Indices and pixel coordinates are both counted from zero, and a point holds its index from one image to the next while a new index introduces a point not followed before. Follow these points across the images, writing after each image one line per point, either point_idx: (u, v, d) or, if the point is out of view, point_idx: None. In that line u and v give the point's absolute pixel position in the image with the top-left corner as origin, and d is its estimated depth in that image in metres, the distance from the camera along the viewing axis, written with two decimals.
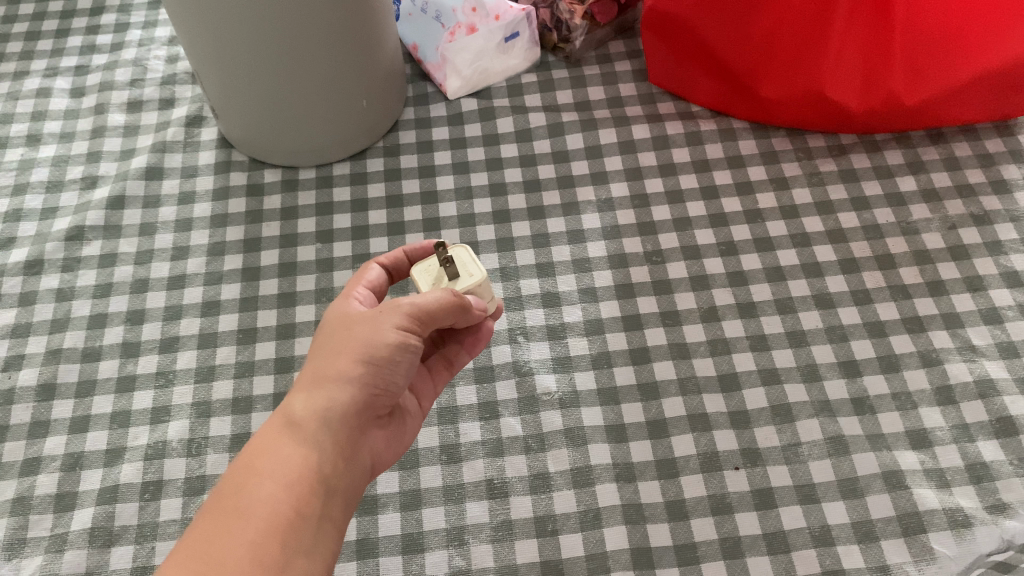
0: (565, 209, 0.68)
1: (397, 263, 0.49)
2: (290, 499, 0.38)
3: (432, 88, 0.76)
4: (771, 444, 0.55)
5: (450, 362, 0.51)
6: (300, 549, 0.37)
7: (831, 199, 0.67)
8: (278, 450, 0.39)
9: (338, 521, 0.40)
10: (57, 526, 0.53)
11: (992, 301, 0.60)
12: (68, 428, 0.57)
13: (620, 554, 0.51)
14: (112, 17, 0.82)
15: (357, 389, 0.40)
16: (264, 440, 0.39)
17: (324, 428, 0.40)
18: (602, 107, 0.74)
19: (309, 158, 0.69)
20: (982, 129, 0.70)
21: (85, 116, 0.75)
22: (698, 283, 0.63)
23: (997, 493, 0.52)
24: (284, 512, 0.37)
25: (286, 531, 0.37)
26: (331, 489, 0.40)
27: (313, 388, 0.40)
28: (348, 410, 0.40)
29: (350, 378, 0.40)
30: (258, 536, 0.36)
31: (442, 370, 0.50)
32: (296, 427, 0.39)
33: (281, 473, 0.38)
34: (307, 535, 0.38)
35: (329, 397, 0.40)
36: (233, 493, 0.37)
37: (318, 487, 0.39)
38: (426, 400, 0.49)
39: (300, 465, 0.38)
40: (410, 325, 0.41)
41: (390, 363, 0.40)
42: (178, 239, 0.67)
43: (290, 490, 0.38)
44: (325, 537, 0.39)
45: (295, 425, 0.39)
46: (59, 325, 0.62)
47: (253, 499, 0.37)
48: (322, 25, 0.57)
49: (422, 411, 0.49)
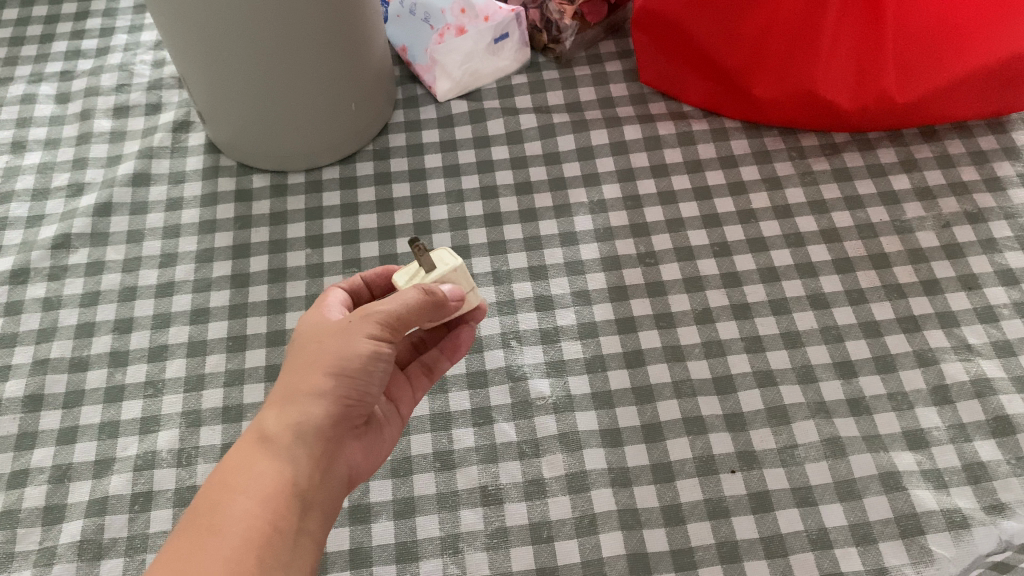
0: (557, 211, 0.67)
1: (374, 278, 0.50)
2: (266, 515, 0.37)
3: (421, 90, 0.75)
4: (767, 446, 0.55)
5: (431, 368, 0.51)
6: (277, 564, 0.37)
7: (824, 198, 0.66)
8: (253, 466, 0.39)
9: (314, 533, 0.40)
10: (46, 539, 0.53)
11: (987, 299, 0.60)
12: (55, 439, 0.57)
13: (616, 560, 0.51)
14: (97, 22, 0.81)
15: (331, 403, 0.40)
16: (239, 455, 0.39)
17: (299, 442, 0.39)
18: (593, 107, 0.73)
19: (297, 162, 0.69)
20: (974, 126, 0.69)
21: (71, 122, 0.74)
22: (692, 284, 0.63)
23: (995, 494, 0.52)
24: (260, 527, 0.37)
25: (263, 547, 0.37)
26: (306, 502, 0.40)
27: (286, 403, 0.40)
28: (322, 422, 0.40)
29: (323, 391, 0.39)
30: (235, 553, 0.36)
31: (422, 376, 0.51)
32: (271, 442, 0.39)
33: (256, 489, 0.38)
34: (284, 550, 0.38)
35: (302, 410, 0.39)
36: (207, 512, 0.37)
37: (294, 501, 0.39)
38: (405, 407, 0.49)
39: (275, 482, 0.38)
40: (381, 334, 0.40)
41: (362, 373, 0.40)
42: (166, 246, 0.66)
43: (266, 505, 0.38)
44: (301, 550, 0.39)
45: (269, 441, 0.39)
46: (46, 335, 0.61)
47: (229, 516, 0.37)
48: (310, 27, 0.56)
49: (400, 418, 0.49)
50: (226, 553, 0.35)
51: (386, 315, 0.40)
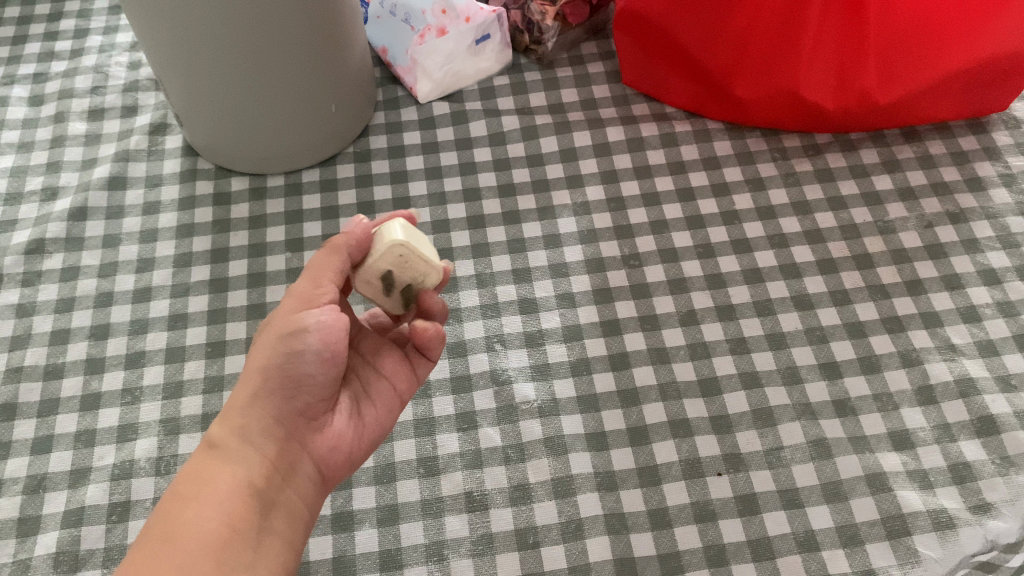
0: (540, 213, 0.67)
1: None
2: (220, 517, 0.38)
3: (402, 91, 0.74)
4: (753, 448, 0.55)
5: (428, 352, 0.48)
6: (238, 563, 0.37)
7: (808, 199, 0.66)
8: (205, 474, 0.40)
9: (283, 533, 0.40)
10: (20, 551, 0.51)
11: (970, 299, 0.60)
12: (30, 449, 0.55)
13: (603, 565, 0.50)
14: (71, 23, 0.80)
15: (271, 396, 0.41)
16: (198, 468, 0.41)
17: (247, 443, 0.41)
18: (576, 109, 0.73)
19: (277, 165, 0.68)
20: (955, 126, 0.69)
21: (44, 125, 0.72)
22: (676, 286, 0.62)
23: (980, 493, 0.52)
24: (214, 530, 0.38)
25: (218, 546, 0.37)
26: (268, 502, 0.40)
27: (230, 411, 0.42)
28: (268, 420, 0.42)
29: (261, 389, 0.41)
30: (188, 556, 0.36)
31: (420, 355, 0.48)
32: (220, 450, 0.41)
33: (211, 495, 0.39)
34: (245, 549, 0.38)
35: (244, 414, 0.41)
36: (163, 522, 0.38)
37: (252, 502, 0.40)
38: (403, 385, 0.47)
39: (227, 484, 0.40)
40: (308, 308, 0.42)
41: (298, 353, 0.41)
42: (143, 250, 0.65)
43: (219, 508, 0.39)
44: (267, 549, 0.39)
45: (218, 449, 0.41)
46: (20, 342, 0.60)
47: (185, 522, 0.37)
48: (288, 29, 0.56)
49: (399, 398, 0.47)
50: (176, 555, 0.36)
51: (305, 290, 0.42)
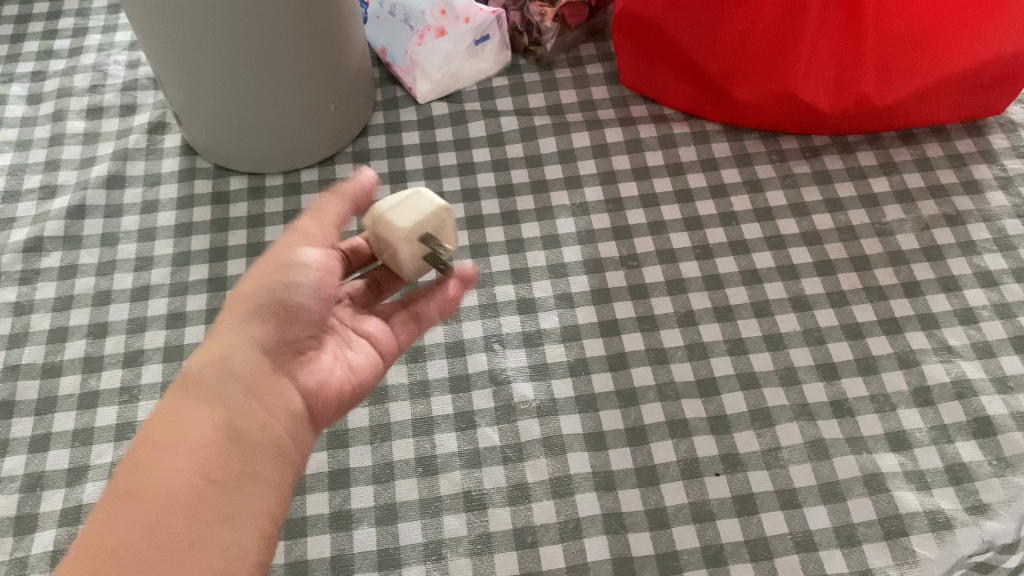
0: (538, 214, 0.67)
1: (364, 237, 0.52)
2: (200, 461, 0.35)
3: (401, 91, 0.75)
4: (751, 449, 0.55)
5: (418, 315, 0.49)
6: (219, 515, 0.34)
7: (805, 200, 0.66)
8: (181, 417, 0.37)
9: (269, 480, 0.37)
10: (17, 550, 0.51)
11: (967, 301, 0.60)
12: (27, 447, 0.55)
13: (601, 564, 0.50)
14: (70, 22, 0.80)
15: (264, 327, 0.40)
16: (162, 414, 0.37)
17: (229, 380, 0.38)
18: (574, 110, 0.73)
19: (274, 164, 0.68)
20: (952, 129, 0.70)
21: (42, 123, 0.72)
22: (674, 287, 0.62)
23: (977, 494, 0.52)
24: (193, 482, 0.34)
25: (200, 500, 0.34)
26: (254, 442, 0.38)
27: (212, 346, 0.40)
28: (253, 355, 0.39)
29: (241, 326, 0.40)
30: (165, 516, 0.33)
31: (408, 321, 0.49)
32: (199, 388, 0.38)
33: (187, 441, 0.36)
34: (229, 496, 0.35)
35: (227, 349, 0.39)
36: (131, 479, 0.34)
37: (237, 441, 0.37)
38: (389, 349, 0.48)
39: (210, 426, 0.37)
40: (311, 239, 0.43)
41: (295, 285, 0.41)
42: (141, 249, 0.65)
43: (201, 452, 0.35)
44: (247, 499, 0.36)
45: (197, 387, 0.38)
46: (17, 340, 0.60)
47: (155, 478, 0.34)
48: (287, 28, 0.56)
49: (388, 357, 0.47)
50: (152, 517, 0.33)
51: (312, 226, 0.44)
